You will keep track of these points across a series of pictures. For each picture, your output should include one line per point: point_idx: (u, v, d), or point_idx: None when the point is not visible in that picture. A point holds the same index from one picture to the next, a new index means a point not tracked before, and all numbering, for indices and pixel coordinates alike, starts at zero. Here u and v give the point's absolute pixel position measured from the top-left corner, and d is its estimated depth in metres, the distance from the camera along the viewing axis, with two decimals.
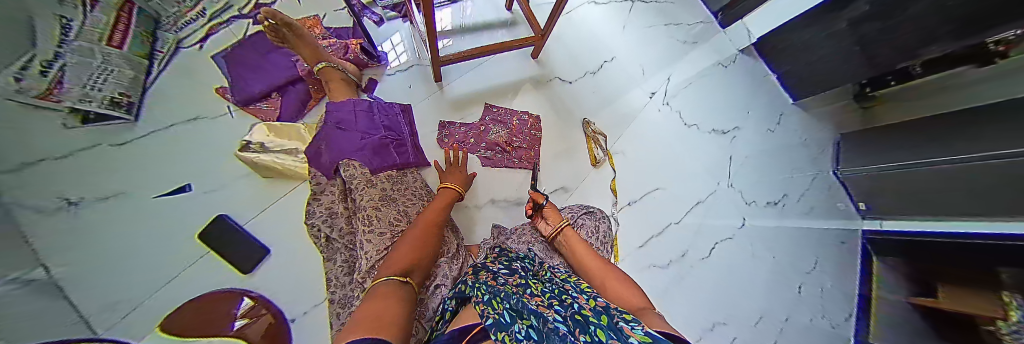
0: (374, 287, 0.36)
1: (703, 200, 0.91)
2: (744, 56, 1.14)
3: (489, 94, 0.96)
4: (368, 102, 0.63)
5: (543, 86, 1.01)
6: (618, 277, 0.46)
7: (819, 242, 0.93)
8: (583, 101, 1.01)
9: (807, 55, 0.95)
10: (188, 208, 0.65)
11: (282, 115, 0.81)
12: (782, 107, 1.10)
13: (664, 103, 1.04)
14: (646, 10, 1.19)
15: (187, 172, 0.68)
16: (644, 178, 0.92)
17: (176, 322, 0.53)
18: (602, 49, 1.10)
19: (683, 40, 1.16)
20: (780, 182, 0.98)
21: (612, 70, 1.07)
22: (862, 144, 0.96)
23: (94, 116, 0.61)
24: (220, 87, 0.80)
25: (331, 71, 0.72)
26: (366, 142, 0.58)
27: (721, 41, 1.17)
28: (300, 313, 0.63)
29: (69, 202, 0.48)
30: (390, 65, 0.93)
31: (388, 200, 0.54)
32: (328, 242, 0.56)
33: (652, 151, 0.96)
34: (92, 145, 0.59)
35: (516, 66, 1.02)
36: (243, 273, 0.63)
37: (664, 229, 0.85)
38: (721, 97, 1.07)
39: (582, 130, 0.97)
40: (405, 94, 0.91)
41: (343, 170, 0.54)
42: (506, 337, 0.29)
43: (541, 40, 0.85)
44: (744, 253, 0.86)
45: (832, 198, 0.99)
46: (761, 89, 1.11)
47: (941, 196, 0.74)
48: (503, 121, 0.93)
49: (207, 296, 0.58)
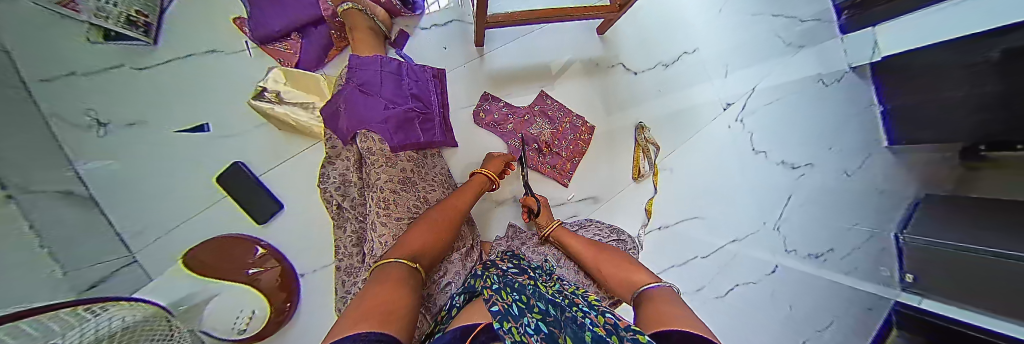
0: (384, 269, 0.33)
1: (740, 239, 0.78)
2: (851, 75, 0.84)
3: (525, 70, 0.85)
4: (396, 63, 0.55)
5: (599, 71, 0.88)
6: (631, 268, 0.47)
7: (841, 305, 0.67)
8: (643, 98, 0.89)
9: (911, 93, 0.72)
10: (203, 147, 0.66)
11: (301, 62, 0.76)
12: (870, 148, 0.77)
13: (737, 119, 0.87)
14: None
15: (203, 111, 0.67)
16: (686, 202, 0.83)
17: (198, 254, 0.58)
18: (686, 36, 0.92)
19: (787, 42, 0.90)
20: (824, 230, 0.72)
21: (689, 66, 0.91)
22: (956, 210, 0.62)
23: (114, 35, 0.57)
24: (238, 19, 0.75)
25: (355, 15, 0.65)
26: (390, 113, 0.51)
27: (830, 49, 0.87)
28: (310, 270, 0.70)
29: (98, 123, 0.50)
30: (425, 16, 0.81)
31: (407, 183, 0.50)
32: (340, 210, 0.54)
33: (706, 171, 0.85)
34: (116, 65, 0.57)
35: (572, 42, 0.88)
36: (259, 223, 0.69)
37: (687, 261, 0.77)
38: (807, 128, 0.82)
39: (633, 135, 0.87)
40: (439, 57, 0.81)
41: (360, 142, 0.48)
42: (514, 329, 0.27)
43: (617, 12, 0.68)
44: (769, 305, 0.69)
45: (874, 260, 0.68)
46: (845, 114, 0.81)
47: (940, 276, 0.57)
48: (547, 113, 0.84)
49: (221, 238, 0.63)
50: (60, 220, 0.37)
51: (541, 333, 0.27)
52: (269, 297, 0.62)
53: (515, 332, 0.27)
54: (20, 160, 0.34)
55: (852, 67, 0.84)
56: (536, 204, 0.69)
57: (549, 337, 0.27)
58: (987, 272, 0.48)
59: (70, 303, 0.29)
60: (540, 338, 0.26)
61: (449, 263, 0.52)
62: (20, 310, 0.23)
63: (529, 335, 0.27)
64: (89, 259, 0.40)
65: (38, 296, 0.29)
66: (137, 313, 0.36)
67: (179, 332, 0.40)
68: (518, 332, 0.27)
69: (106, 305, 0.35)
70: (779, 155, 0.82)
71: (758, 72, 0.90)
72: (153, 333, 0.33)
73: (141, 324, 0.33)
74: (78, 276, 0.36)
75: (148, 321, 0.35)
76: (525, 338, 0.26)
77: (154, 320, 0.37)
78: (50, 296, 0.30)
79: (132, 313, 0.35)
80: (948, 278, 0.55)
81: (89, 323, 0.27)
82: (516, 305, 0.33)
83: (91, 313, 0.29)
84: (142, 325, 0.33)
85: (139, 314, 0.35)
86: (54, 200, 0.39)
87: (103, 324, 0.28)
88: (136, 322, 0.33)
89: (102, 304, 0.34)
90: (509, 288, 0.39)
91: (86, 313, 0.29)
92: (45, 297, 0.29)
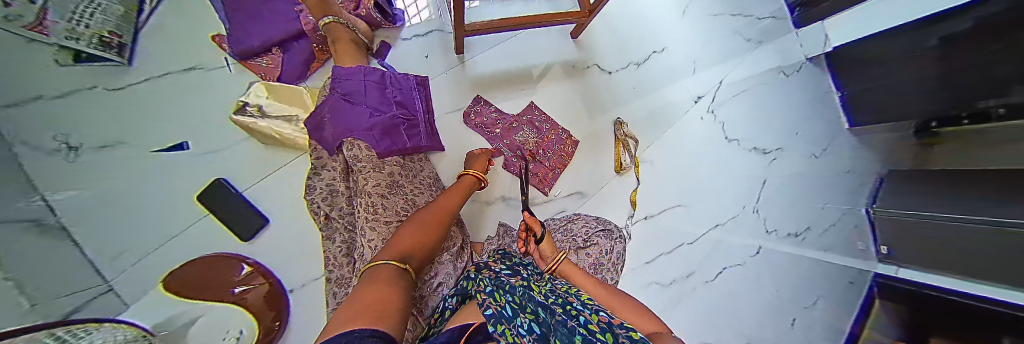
0: (373, 271, 0.33)
1: (723, 224, 0.81)
2: (808, 66, 0.92)
3: (506, 75, 0.88)
4: (380, 72, 0.57)
5: (578, 73, 0.92)
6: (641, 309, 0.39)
7: (823, 277, 0.74)
8: (620, 96, 0.94)
9: (861, 77, 0.79)
10: (185, 167, 0.64)
11: (283, 75, 0.77)
12: (833, 133, 0.85)
13: (709, 111, 0.92)
14: None
15: (184, 130, 0.66)
16: (669, 191, 0.86)
17: (179, 277, 0.55)
18: (655, 36, 0.98)
19: (747, 38, 0.98)
20: (802, 211, 0.78)
21: (660, 63, 0.97)
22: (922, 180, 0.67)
23: (86, 55, 0.54)
24: (217, 35, 0.76)
25: (337, 28, 0.65)
26: (376, 121, 0.52)
27: (787, 42, 0.96)
28: (299, 284, 0.70)
29: (69, 146, 0.45)
30: (406, 27, 0.84)
31: (393, 187, 0.50)
32: (328, 220, 0.54)
33: (684, 161, 0.89)
34: (88, 86, 0.52)
35: (550, 46, 0.92)
36: (243, 240, 0.68)
37: (674, 248, 0.80)
38: (772, 116, 0.88)
39: (612, 130, 0.91)
40: (422, 65, 0.83)
41: (345, 150, 0.49)
42: (508, 331, 0.30)
43: (589, 17, 0.72)
44: (756, 285, 0.73)
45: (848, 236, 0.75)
46: (800, 102, 0.89)
47: (937, 248, 0.58)
48: (534, 124, 0.87)
49: (203, 258, 0.61)
50: (40, 243, 0.37)
51: (534, 334, 0.29)
52: (257, 316, 0.60)
53: (509, 334, 0.30)
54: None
55: (808, 58, 0.92)
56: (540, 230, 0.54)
57: (542, 338, 0.29)
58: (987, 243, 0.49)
59: (52, 324, 0.29)
60: (534, 339, 0.28)
61: (441, 264, 0.52)
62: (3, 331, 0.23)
63: (522, 336, 0.29)
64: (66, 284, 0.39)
65: (14, 318, 0.28)
66: (118, 336, 0.35)
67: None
68: (511, 334, 0.30)
69: (88, 328, 0.34)
70: (750, 142, 0.86)
71: (723, 66, 0.96)
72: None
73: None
74: (53, 301, 0.35)
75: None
76: (518, 340, 0.29)
77: (137, 343, 0.36)
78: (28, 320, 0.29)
79: (114, 336, 0.34)
80: (945, 251, 0.57)
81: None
82: (510, 306, 0.35)
83: (73, 335, 0.29)
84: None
85: (121, 336, 0.34)
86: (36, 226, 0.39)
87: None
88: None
89: (84, 326, 0.33)
90: (502, 289, 0.39)
91: (69, 335, 0.29)
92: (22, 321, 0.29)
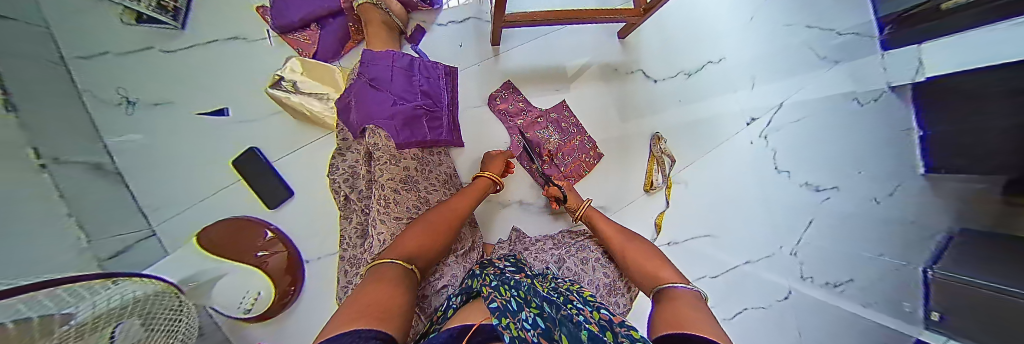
0: (378, 269, 0.33)
1: (753, 261, 0.75)
2: (889, 95, 0.66)
3: (540, 72, 0.83)
4: (408, 58, 0.55)
5: (618, 78, 0.86)
6: (662, 268, 0.44)
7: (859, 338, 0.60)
8: (662, 106, 0.86)
9: None
10: (220, 131, 0.69)
11: (318, 52, 0.74)
12: (896, 178, 0.60)
13: (761, 135, 0.82)
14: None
15: (222, 96, 0.70)
16: (696, 218, 0.81)
17: (211, 234, 0.63)
18: (712, 44, 0.88)
19: (822, 57, 0.79)
20: (843, 259, 0.64)
21: (713, 76, 0.87)
22: None
23: (146, 17, 0.66)
24: (260, 7, 0.74)
25: (370, 10, 0.66)
26: (398, 110, 0.51)
27: (864, 67, 0.72)
28: (315, 257, 0.71)
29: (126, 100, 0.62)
30: (443, 12, 0.81)
31: (408, 182, 0.49)
32: (346, 201, 0.55)
33: (722, 188, 0.82)
34: (142, 48, 0.66)
35: (591, 46, 0.86)
36: (269, 208, 0.70)
37: (693, 279, 0.76)
38: (828, 148, 0.69)
39: (648, 145, 0.85)
40: (454, 54, 0.81)
41: (368, 137, 0.48)
42: (512, 324, 0.27)
43: (640, 16, 0.66)
44: (778, 332, 0.69)
45: (897, 294, 0.57)
46: (872, 131, 0.64)
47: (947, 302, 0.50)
48: (561, 123, 0.82)
49: (224, 220, 0.65)
50: (40, 198, 0.39)
51: (539, 328, 0.27)
52: (274, 280, 0.65)
53: (514, 327, 0.26)
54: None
55: (891, 86, 0.66)
56: (561, 193, 0.69)
57: (546, 333, 0.26)
58: (1009, 315, 0.39)
59: (71, 278, 0.32)
60: (537, 333, 0.26)
61: (445, 266, 0.51)
62: (17, 286, 0.24)
63: (526, 330, 0.26)
64: (72, 238, 0.42)
65: (31, 270, 0.31)
66: (136, 292, 0.39)
67: (167, 317, 0.42)
68: (516, 327, 0.26)
69: (119, 280, 0.39)
70: (804, 175, 0.73)
71: (786, 87, 0.83)
72: (141, 316, 0.36)
73: (129, 308, 0.35)
74: (59, 251, 0.38)
75: (140, 303, 0.37)
76: (523, 334, 0.25)
77: (147, 302, 0.39)
78: (40, 270, 0.32)
79: (129, 292, 0.37)
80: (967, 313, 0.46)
81: (79, 306, 0.29)
82: (514, 300, 0.33)
83: (88, 291, 0.33)
84: (131, 310, 0.35)
85: (135, 293, 0.38)
86: (76, 168, 0.50)
87: (92, 309, 0.30)
88: (128, 305, 0.35)
89: (113, 280, 0.38)
90: (507, 285, 0.39)
91: (77, 292, 0.31)
92: (38, 271, 0.32)
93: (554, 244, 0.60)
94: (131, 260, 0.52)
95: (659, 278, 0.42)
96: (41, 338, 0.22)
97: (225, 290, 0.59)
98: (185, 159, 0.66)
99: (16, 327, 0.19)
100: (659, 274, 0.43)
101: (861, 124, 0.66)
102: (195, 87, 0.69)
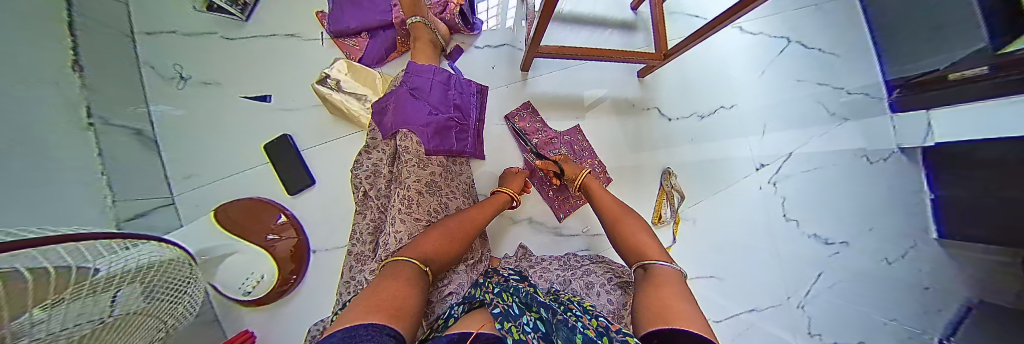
0: (395, 265, 0.35)
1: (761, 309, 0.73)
2: (900, 156, 0.66)
3: (562, 98, 0.88)
4: (447, 74, 0.59)
5: (635, 112, 0.90)
6: (650, 243, 0.48)
7: None
8: (676, 144, 0.89)
9: None
10: (257, 114, 0.74)
11: (364, 57, 0.79)
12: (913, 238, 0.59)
13: (770, 181, 0.83)
14: (825, 56, 0.88)
15: (264, 84, 0.75)
16: (699, 256, 0.81)
17: (229, 211, 0.66)
18: (725, 91, 0.92)
19: (832, 112, 0.81)
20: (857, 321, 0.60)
21: (725, 121, 0.90)
22: None
23: (217, 7, 0.75)
24: (320, 12, 0.81)
25: (421, 28, 0.71)
26: (432, 119, 0.54)
27: (874, 125, 0.73)
28: (322, 248, 0.70)
29: (180, 76, 0.70)
30: (482, 36, 0.87)
31: (431, 185, 0.52)
32: (365, 198, 0.57)
33: (729, 229, 0.82)
34: (209, 32, 0.74)
35: (615, 81, 0.91)
36: (289, 194, 0.71)
37: None
38: (843, 205, 0.69)
39: (659, 179, 0.86)
40: (486, 74, 0.86)
41: (399, 140, 0.51)
42: (514, 328, 0.29)
43: (661, 60, 0.71)
44: None
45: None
46: (893, 195, 0.64)
47: None
48: (574, 145, 0.85)
49: (242, 201, 0.68)
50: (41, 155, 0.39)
51: (538, 332, 0.30)
52: (278, 264, 0.66)
53: (515, 331, 0.29)
54: (26, 93, 0.39)
55: (900, 148, 0.67)
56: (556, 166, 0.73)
57: (544, 336, 0.29)
58: None
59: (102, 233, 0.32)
60: (537, 337, 0.29)
61: (454, 273, 0.51)
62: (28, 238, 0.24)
63: (527, 334, 0.29)
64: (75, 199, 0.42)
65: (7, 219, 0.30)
66: (151, 257, 0.39)
67: (172, 288, 0.42)
68: (517, 330, 0.29)
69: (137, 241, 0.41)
70: (812, 226, 0.72)
71: (801, 135, 0.83)
72: (152, 280, 0.38)
73: (143, 271, 0.36)
74: (48, 208, 0.37)
75: (150, 269, 0.38)
76: (524, 337, 0.28)
77: (156, 270, 0.39)
78: (15, 220, 0.31)
79: (144, 257, 0.38)
80: None
81: (82, 267, 0.28)
82: (516, 306, 0.35)
83: (114, 248, 0.35)
84: (132, 277, 0.34)
85: (149, 259, 0.38)
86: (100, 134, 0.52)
87: (94, 272, 0.29)
88: (133, 271, 0.34)
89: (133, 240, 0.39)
90: (511, 293, 0.40)
91: (87, 250, 0.31)
92: (10, 220, 0.30)
93: (565, 265, 0.60)
94: (134, 227, 0.52)
95: (643, 255, 0.46)
96: (51, 294, 0.23)
97: (232, 269, 0.64)
98: (225, 137, 0.71)
99: (26, 281, 0.21)
100: (646, 251, 0.46)
101: (881, 184, 0.65)
102: (245, 74, 0.75)
